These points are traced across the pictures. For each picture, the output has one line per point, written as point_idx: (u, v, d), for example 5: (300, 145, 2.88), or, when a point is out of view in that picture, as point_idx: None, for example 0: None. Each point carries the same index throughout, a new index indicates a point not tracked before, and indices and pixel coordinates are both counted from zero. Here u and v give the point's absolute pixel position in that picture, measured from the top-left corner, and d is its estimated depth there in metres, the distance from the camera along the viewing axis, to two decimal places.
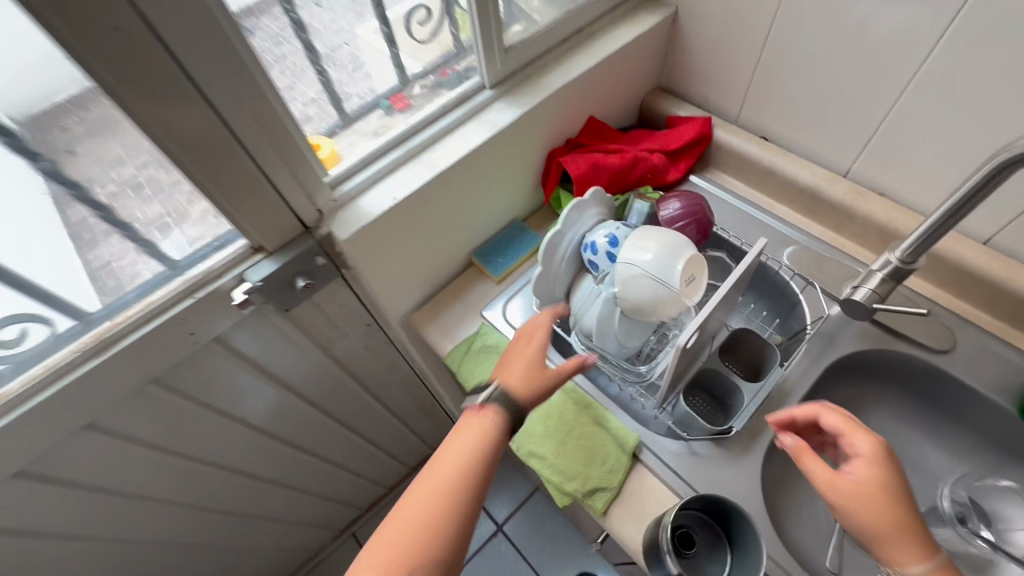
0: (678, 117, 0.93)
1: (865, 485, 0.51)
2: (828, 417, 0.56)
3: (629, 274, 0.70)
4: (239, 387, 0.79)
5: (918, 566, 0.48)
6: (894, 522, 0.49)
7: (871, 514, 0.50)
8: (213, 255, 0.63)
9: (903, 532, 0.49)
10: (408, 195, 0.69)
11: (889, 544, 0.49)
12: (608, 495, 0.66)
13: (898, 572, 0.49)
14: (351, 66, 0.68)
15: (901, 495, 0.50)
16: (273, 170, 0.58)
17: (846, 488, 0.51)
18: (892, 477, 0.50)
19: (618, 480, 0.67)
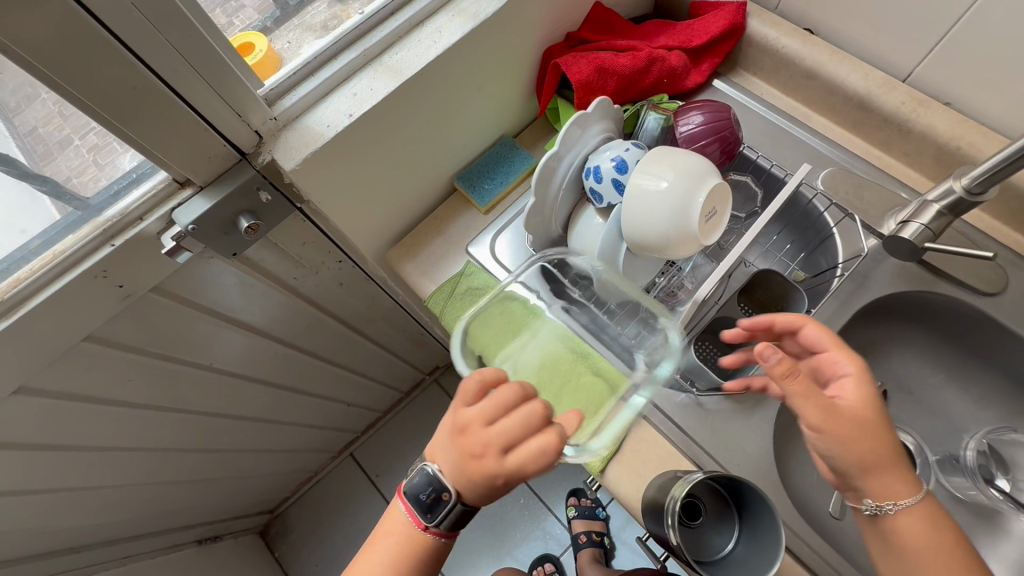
0: (704, 3, 0.76)
1: (860, 405, 0.46)
2: (811, 331, 0.51)
3: (639, 207, 0.58)
4: (198, 336, 0.71)
5: (903, 492, 0.46)
6: (887, 449, 0.46)
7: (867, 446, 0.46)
8: (129, 191, 0.50)
9: (893, 457, 0.47)
10: (368, 111, 0.56)
11: (881, 470, 0.46)
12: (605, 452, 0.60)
13: (885, 501, 0.47)
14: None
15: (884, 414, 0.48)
16: (183, 83, 0.45)
17: (845, 410, 0.46)
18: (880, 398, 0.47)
19: (618, 436, 0.60)
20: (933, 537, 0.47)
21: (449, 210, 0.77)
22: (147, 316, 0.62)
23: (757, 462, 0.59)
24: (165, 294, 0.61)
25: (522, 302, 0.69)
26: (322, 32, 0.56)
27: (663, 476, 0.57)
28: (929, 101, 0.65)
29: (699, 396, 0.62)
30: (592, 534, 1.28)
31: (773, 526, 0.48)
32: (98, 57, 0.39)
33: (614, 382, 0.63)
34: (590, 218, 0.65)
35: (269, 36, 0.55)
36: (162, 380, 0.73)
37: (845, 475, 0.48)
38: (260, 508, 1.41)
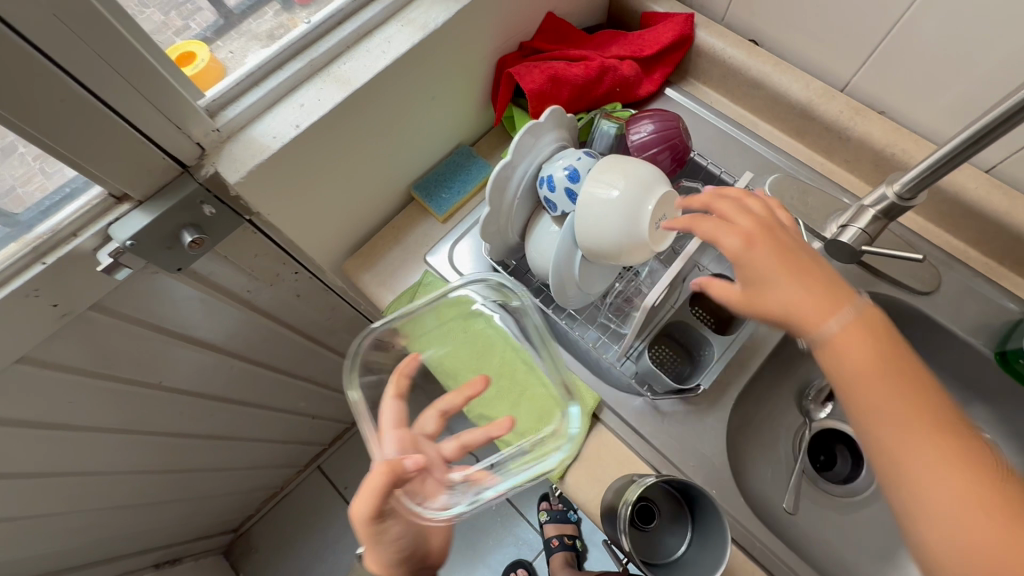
0: (655, 14, 0.77)
1: (774, 263, 0.45)
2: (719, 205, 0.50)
3: (592, 216, 0.58)
4: (145, 354, 0.68)
5: (847, 326, 0.42)
6: (894, 379, 0.41)
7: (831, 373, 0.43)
8: (63, 205, 0.48)
9: (906, 391, 0.40)
10: (316, 121, 0.55)
11: (862, 350, 0.42)
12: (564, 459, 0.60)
13: (815, 331, 0.43)
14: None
15: (866, 329, 0.42)
16: (117, 97, 0.43)
17: (753, 256, 0.45)
18: (833, 295, 0.44)
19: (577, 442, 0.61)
20: (906, 400, 0.40)
21: (407, 219, 0.77)
22: (87, 335, 0.59)
23: (711, 463, 0.60)
24: (107, 312, 0.59)
25: None
26: (267, 41, 0.55)
27: (621, 479, 0.58)
28: (865, 110, 0.69)
29: (655, 401, 0.62)
30: (564, 537, 1.29)
31: (721, 530, 0.49)
32: (19, 71, 0.37)
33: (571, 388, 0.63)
34: (546, 226, 0.66)
35: (211, 46, 0.53)
36: (108, 400, 0.70)
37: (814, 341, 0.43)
38: (222, 527, 1.36)
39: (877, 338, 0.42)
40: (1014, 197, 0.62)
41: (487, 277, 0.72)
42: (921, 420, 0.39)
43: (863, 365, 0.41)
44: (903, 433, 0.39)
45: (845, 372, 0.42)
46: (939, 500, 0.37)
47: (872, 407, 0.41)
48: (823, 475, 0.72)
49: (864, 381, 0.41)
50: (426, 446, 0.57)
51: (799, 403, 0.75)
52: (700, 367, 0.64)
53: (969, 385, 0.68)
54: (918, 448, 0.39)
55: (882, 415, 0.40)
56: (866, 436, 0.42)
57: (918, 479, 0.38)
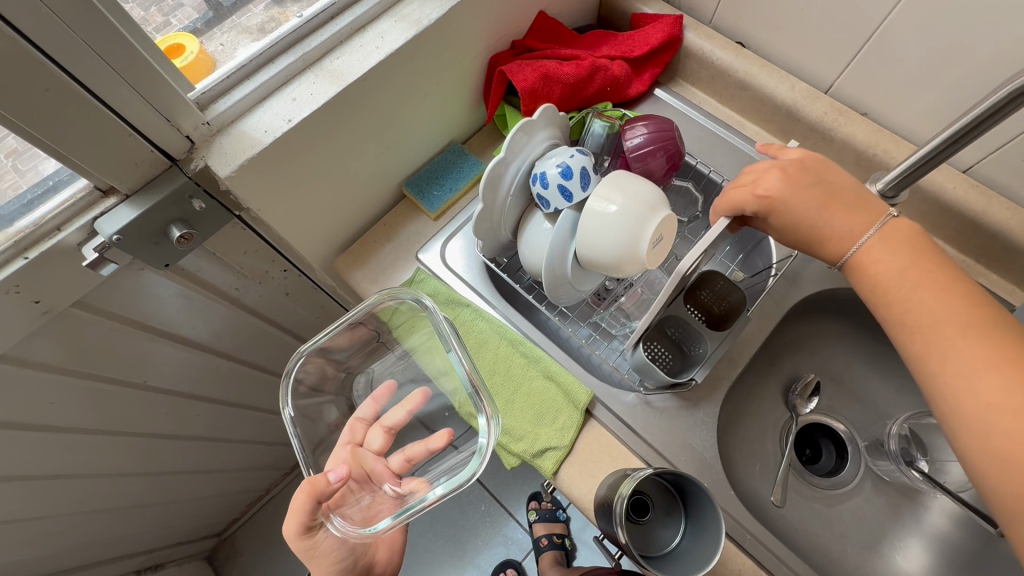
0: (644, 14, 0.78)
1: (830, 188, 0.52)
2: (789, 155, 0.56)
3: (592, 228, 0.60)
4: (130, 353, 0.67)
5: (886, 247, 0.48)
6: (956, 310, 0.44)
7: (876, 289, 0.49)
8: (44, 199, 0.47)
9: (973, 325, 0.43)
10: (309, 115, 0.54)
11: (895, 265, 0.48)
12: (557, 454, 0.61)
13: (855, 245, 0.50)
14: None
15: (906, 248, 0.48)
16: (105, 88, 0.42)
17: (805, 181, 0.52)
18: (873, 218, 0.50)
19: (569, 438, 0.61)
20: (984, 338, 0.42)
21: (398, 217, 0.76)
22: (70, 334, 0.58)
23: (703, 458, 0.61)
24: (91, 309, 0.57)
25: (474, 307, 0.69)
26: (258, 35, 0.55)
27: (614, 474, 0.58)
28: (849, 111, 0.70)
29: (647, 396, 0.63)
30: (553, 536, 1.29)
31: (715, 519, 0.49)
32: (6, 61, 0.37)
33: (564, 385, 0.63)
34: (538, 223, 0.66)
35: (200, 38, 0.52)
36: (90, 401, 0.68)
37: (858, 261, 0.50)
38: (206, 532, 1.34)
39: (921, 257, 0.47)
40: (989, 196, 0.64)
41: (479, 274, 0.72)
42: (976, 335, 0.42)
43: (904, 276, 0.47)
44: (955, 346, 0.43)
45: (895, 291, 0.47)
46: (990, 407, 0.40)
47: (928, 324, 0.45)
48: (807, 466, 0.74)
49: (916, 297, 0.46)
50: (371, 461, 0.62)
51: (785, 396, 0.76)
52: (692, 363, 0.64)
53: None
54: (979, 365, 0.41)
55: (940, 339, 0.44)
56: (917, 353, 0.45)
57: (969, 390, 0.41)
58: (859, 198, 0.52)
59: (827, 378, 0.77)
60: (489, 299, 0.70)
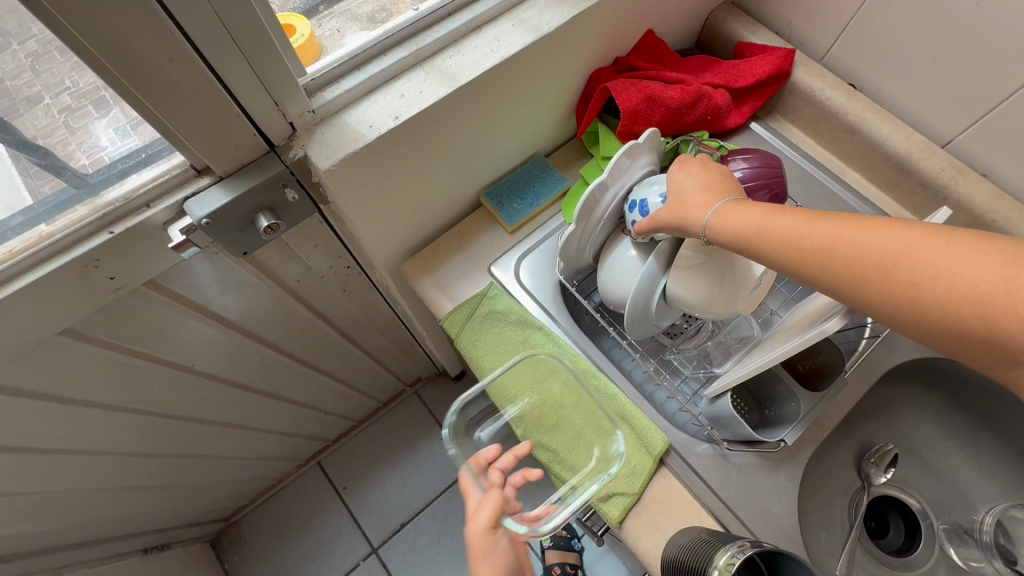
0: (751, 44, 0.75)
1: (689, 183, 0.51)
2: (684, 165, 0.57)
3: (683, 268, 0.56)
4: (186, 336, 0.64)
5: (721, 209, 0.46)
6: (812, 237, 0.38)
7: (765, 259, 0.42)
8: (137, 173, 0.44)
9: (831, 250, 0.37)
10: (415, 114, 0.51)
11: (730, 227, 0.44)
12: (625, 501, 0.56)
13: (707, 221, 0.46)
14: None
15: (737, 206, 0.45)
16: (225, 64, 0.40)
17: (676, 182, 0.52)
18: (704, 191, 0.49)
19: (639, 486, 0.57)
20: (849, 256, 0.36)
21: (472, 225, 0.73)
22: (135, 312, 0.55)
23: (782, 525, 0.56)
24: (161, 289, 0.55)
25: (546, 330, 0.65)
26: (369, 24, 0.52)
27: (687, 534, 0.53)
28: (968, 170, 0.66)
29: (726, 450, 0.59)
30: (566, 565, 1.24)
31: None
32: (137, 26, 0.34)
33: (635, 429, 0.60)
34: (624, 249, 0.63)
35: (310, 20, 0.50)
36: (136, 379, 0.65)
37: (729, 233, 0.44)
38: (212, 516, 1.30)
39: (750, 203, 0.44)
40: None
41: (553, 295, 0.68)
42: (863, 226, 0.36)
43: (763, 220, 0.42)
44: (873, 240, 0.35)
45: (772, 247, 0.41)
46: (976, 276, 0.30)
47: (819, 249, 0.38)
48: (871, 540, 0.69)
49: (789, 235, 0.40)
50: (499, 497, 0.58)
51: (857, 463, 0.71)
52: (778, 421, 0.60)
53: None
54: (894, 261, 0.34)
55: (847, 259, 0.36)
56: (852, 289, 0.36)
57: (938, 277, 0.32)
58: (707, 178, 0.50)
59: (905, 449, 0.72)
60: (562, 323, 0.67)
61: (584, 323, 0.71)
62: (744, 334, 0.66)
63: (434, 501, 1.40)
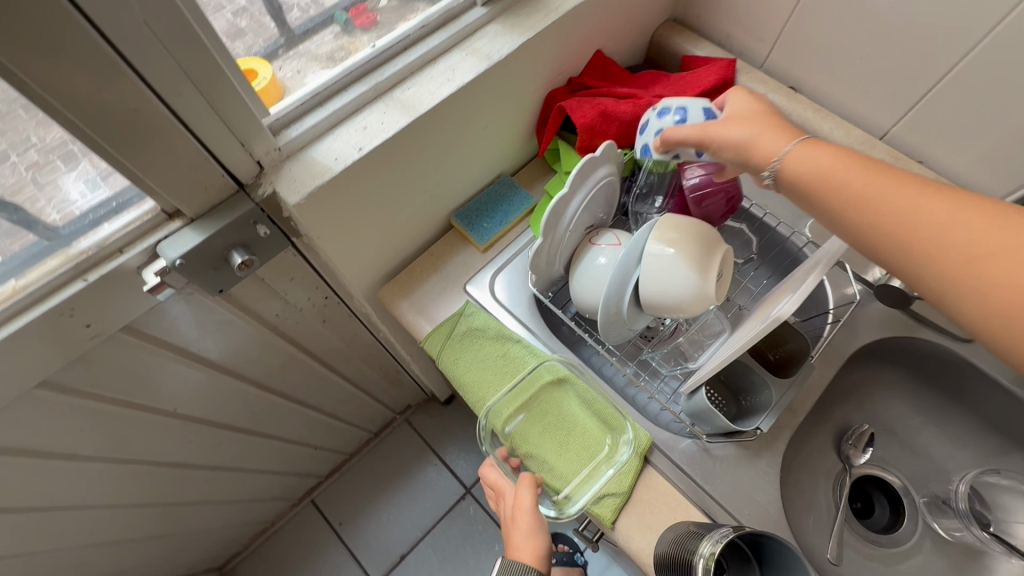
0: (695, 57, 0.79)
1: (759, 116, 0.51)
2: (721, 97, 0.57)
3: (652, 273, 0.59)
4: (167, 380, 0.64)
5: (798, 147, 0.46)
6: (915, 202, 0.40)
7: (843, 214, 0.44)
8: (109, 221, 0.46)
9: (931, 221, 0.39)
10: (379, 144, 0.53)
11: (812, 168, 0.45)
12: (616, 501, 0.57)
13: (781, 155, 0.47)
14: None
15: (817, 148, 0.46)
16: (191, 111, 0.42)
17: (739, 112, 0.52)
18: (776, 126, 0.49)
19: (628, 484, 0.58)
20: (955, 228, 0.38)
21: (446, 246, 0.75)
22: (113, 359, 0.55)
23: (768, 511, 0.58)
24: (139, 333, 0.55)
25: (525, 342, 0.66)
26: (329, 63, 0.54)
27: (676, 529, 0.54)
28: (904, 158, 0.70)
29: (707, 443, 0.61)
30: None
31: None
32: (103, 81, 0.36)
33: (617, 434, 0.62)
34: (594, 258, 0.65)
35: (274, 62, 0.51)
36: (118, 428, 0.65)
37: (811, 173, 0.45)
38: (205, 567, 1.27)
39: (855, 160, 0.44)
40: None
41: (529, 308, 0.70)
42: (977, 208, 0.38)
43: (859, 175, 0.43)
44: (984, 222, 0.37)
45: (864, 209, 0.42)
46: None
47: (914, 228, 0.40)
48: (858, 520, 0.71)
49: (887, 202, 0.41)
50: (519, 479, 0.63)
51: (837, 446, 0.73)
52: (753, 411, 0.61)
53: (1010, 435, 0.69)
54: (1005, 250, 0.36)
55: (955, 234, 0.38)
56: (943, 261, 0.38)
57: None
58: (769, 115, 0.51)
59: (880, 427, 0.75)
60: (541, 334, 0.68)
61: (562, 333, 0.73)
62: (715, 329, 0.68)
63: (433, 529, 1.38)
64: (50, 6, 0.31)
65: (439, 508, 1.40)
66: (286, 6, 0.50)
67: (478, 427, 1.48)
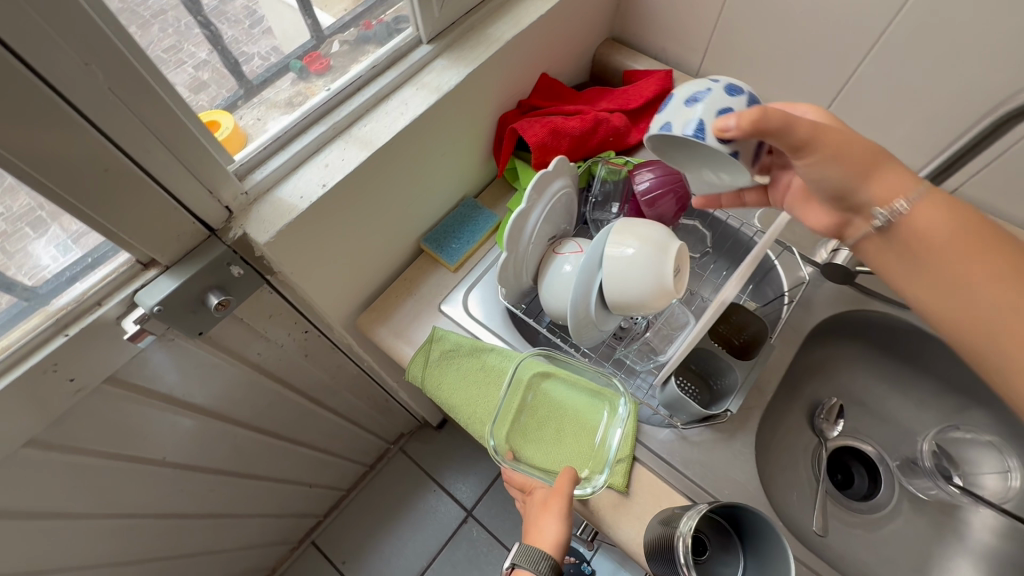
0: (635, 71, 0.85)
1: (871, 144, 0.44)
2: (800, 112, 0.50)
3: (616, 274, 0.63)
4: (153, 428, 0.65)
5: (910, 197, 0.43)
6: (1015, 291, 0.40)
7: (930, 274, 0.44)
8: (86, 276, 0.47)
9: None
10: (342, 179, 0.57)
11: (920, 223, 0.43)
12: (624, 466, 0.61)
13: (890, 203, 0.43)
14: (247, 22, 0.51)
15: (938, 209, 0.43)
16: (158, 165, 0.44)
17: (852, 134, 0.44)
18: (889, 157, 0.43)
19: (629, 449, 0.62)
20: None
21: (418, 270, 0.78)
22: (98, 412, 0.56)
23: (747, 489, 0.61)
24: (122, 383, 0.57)
25: (500, 351, 0.69)
26: (287, 109, 0.57)
27: (662, 515, 0.57)
28: None
29: (684, 431, 0.64)
30: None
31: (777, 536, 0.45)
32: (73, 145, 0.38)
33: (608, 401, 0.66)
34: (559, 267, 0.69)
35: (234, 113, 0.53)
36: (107, 482, 0.65)
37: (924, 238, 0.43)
38: None
39: (997, 240, 0.42)
40: None
41: (503, 321, 0.73)
42: None
43: (966, 253, 0.42)
44: None
45: (961, 290, 0.43)
46: None
47: (1000, 323, 0.41)
48: (838, 490, 0.73)
49: (983, 282, 0.42)
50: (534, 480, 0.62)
51: (810, 421, 0.77)
52: (722, 394, 0.65)
53: (964, 391, 0.73)
54: None
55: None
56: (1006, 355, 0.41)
57: None
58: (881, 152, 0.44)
59: (849, 399, 0.78)
60: (517, 344, 0.71)
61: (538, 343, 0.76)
62: (681, 322, 0.72)
63: (438, 557, 1.37)
64: (18, 80, 0.34)
65: (442, 535, 1.39)
66: (244, 56, 0.52)
67: (473, 448, 1.48)
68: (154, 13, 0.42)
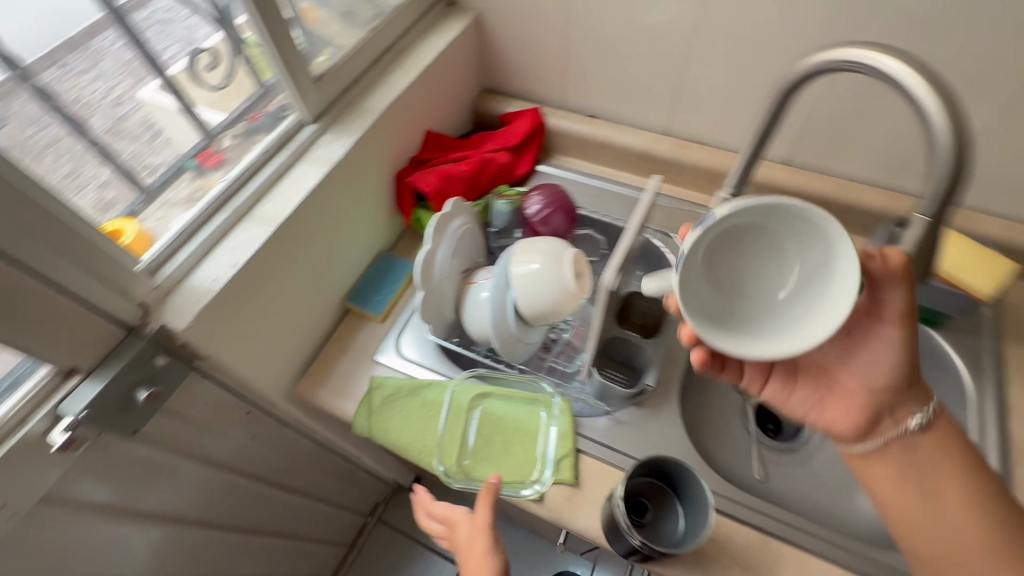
0: (509, 114, 0.96)
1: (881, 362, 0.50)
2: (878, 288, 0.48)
3: (526, 289, 0.69)
4: (100, 545, 0.63)
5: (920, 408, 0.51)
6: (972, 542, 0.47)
7: (883, 482, 0.52)
8: (6, 396, 0.49)
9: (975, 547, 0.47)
10: (251, 256, 0.61)
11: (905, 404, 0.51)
12: (570, 460, 0.66)
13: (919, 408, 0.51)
14: (146, 134, 0.60)
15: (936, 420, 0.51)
16: (65, 275, 0.47)
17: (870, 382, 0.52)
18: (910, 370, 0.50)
19: (571, 443, 0.67)
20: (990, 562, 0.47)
21: (348, 329, 0.81)
22: (37, 538, 0.55)
23: (681, 453, 0.66)
24: (58, 503, 0.56)
25: (436, 384, 0.73)
26: (188, 204, 0.62)
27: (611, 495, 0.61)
28: (688, 143, 0.88)
29: (616, 414, 0.70)
30: None
31: (697, 481, 0.53)
32: None
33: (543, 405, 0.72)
34: (476, 295, 0.74)
35: (138, 217, 0.58)
36: None
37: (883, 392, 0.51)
38: None
39: (971, 474, 0.50)
40: (807, 176, 0.83)
41: (436, 356, 0.77)
42: None
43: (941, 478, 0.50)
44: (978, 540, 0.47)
45: (880, 486, 0.53)
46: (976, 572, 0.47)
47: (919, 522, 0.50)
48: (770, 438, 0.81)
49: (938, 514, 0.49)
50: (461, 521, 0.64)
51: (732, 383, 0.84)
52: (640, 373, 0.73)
53: None
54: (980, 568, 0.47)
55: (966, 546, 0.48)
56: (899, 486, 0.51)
57: None
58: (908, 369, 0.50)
59: None
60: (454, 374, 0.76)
61: None
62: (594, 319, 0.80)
63: None
64: None
65: None
66: (149, 167, 0.61)
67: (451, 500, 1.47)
68: (55, 142, 0.50)
